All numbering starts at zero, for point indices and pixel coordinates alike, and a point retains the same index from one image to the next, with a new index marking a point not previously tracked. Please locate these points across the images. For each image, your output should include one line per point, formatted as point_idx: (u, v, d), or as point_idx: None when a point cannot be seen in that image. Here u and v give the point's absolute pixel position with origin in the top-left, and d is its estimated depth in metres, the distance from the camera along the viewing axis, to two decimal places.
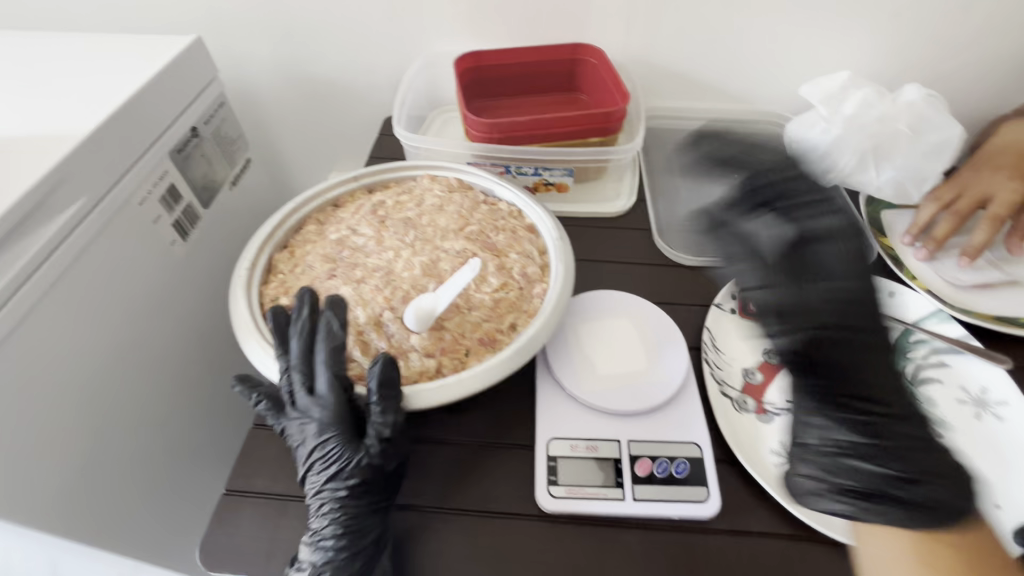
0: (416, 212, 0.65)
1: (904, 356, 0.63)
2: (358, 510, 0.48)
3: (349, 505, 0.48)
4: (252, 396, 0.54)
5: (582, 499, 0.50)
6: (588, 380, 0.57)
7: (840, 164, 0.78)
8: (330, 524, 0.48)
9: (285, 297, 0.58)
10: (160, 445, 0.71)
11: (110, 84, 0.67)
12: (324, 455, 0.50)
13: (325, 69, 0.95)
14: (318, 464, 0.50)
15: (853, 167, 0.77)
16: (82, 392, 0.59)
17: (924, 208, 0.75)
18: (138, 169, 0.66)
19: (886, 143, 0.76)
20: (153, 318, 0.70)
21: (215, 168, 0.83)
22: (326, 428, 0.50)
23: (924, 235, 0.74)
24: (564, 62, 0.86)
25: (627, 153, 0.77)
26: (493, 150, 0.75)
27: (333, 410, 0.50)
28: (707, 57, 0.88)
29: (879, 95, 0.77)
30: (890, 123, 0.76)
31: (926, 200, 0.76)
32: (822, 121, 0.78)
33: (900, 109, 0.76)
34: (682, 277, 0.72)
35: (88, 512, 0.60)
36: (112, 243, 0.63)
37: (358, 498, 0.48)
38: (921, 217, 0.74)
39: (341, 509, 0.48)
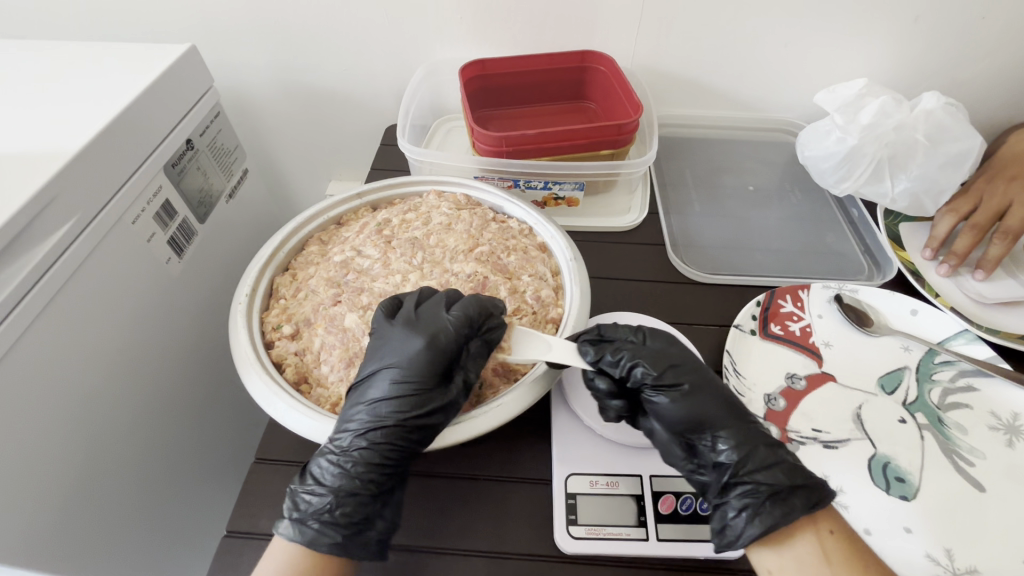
0: (423, 231, 0.63)
1: (928, 379, 0.60)
2: (385, 462, 0.47)
3: (379, 454, 0.47)
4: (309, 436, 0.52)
5: (606, 539, 0.48)
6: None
7: (853, 174, 0.76)
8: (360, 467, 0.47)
9: (287, 324, 0.55)
10: (160, 470, 0.69)
11: (102, 96, 0.64)
12: (382, 399, 0.48)
13: (325, 78, 0.92)
14: (369, 404, 0.48)
15: (867, 177, 0.75)
16: (78, 423, 0.56)
17: (941, 220, 0.73)
18: (132, 185, 0.63)
19: (904, 155, 0.73)
20: (150, 339, 0.68)
21: (211, 180, 0.80)
22: (400, 375, 0.48)
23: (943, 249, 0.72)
24: (572, 71, 0.83)
25: (639, 166, 0.74)
26: (501, 164, 0.73)
27: (416, 358, 0.49)
28: (718, 65, 0.85)
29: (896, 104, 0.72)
30: (909, 133, 0.72)
31: (942, 213, 0.74)
32: (836, 130, 0.75)
33: (918, 117, 0.71)
34: (697, 296, 0.70)
35: (87, 547, 0.57)
36: (106, 264, 0.60)
37: (390, 449, 0.47)
38: (939, 231, 0.72)
39: (369, 456, 0.47)
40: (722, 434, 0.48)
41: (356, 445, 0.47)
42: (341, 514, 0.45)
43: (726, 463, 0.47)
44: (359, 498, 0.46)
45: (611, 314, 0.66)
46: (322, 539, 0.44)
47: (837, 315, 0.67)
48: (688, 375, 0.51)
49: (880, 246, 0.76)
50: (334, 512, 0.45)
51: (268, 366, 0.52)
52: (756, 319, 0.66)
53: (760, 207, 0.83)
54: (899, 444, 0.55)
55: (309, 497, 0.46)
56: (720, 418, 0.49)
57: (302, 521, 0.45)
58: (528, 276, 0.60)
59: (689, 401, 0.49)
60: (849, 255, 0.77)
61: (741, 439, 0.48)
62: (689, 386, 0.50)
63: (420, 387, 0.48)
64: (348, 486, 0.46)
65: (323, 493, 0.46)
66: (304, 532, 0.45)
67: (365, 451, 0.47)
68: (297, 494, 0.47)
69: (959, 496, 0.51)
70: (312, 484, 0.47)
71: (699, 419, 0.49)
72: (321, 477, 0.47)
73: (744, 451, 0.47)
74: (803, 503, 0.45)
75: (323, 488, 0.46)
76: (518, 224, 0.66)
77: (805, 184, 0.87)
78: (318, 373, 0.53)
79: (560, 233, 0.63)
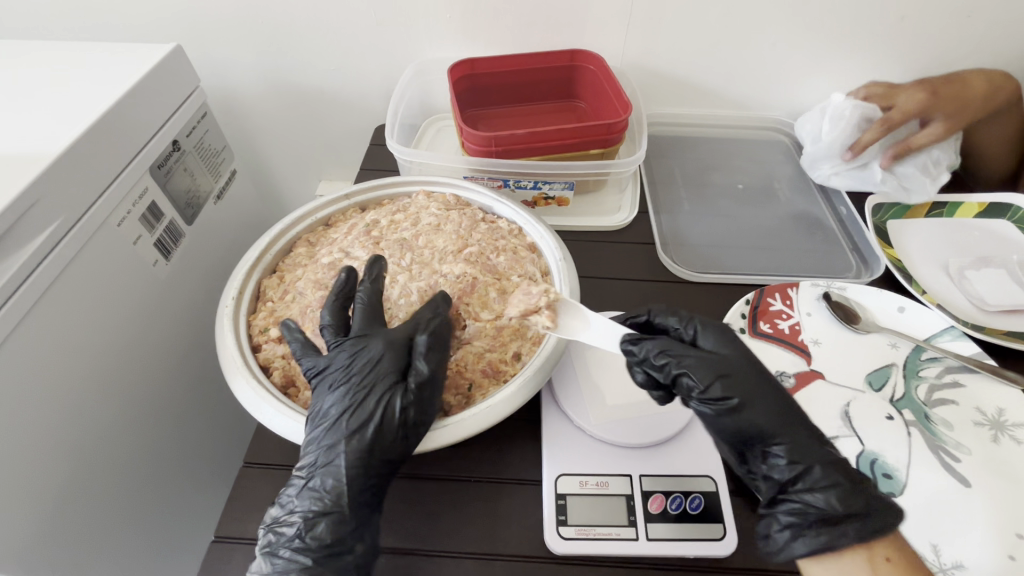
0: (411, 232, 0.62)
1: (916, 375, 0.61)
2: (355, 482, 0.46)
3: (339, 475, 0.45)
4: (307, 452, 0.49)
5: (595, 539, 0.48)
6: (598, 412, 0.55)
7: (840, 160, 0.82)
8: (319, 491, 0.45)
9: (274, 327, 0.55)
10: (148, 475, 0.68)
11: (86, 97, 0.63)
12: (335, 417, 0.47)
13: (314, 77, 0.92)
14: (324, 424, 0.47)
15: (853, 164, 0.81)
16: (66, 428, 0.56)
17: None
18: (117, 186, 0.63)
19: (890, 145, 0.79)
20: (137, 342, 0.67)
21: (199, 181, 0.80)
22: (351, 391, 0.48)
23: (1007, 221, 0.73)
24: (561, 69, 0.83)
25: (629, 165, 0.74)
26: (491, 164, 0.72)
27: (365, 370, 0.49)
28: (707, 63, 0.85)
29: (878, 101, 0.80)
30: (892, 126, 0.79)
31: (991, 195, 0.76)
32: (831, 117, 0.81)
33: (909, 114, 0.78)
34: (687, 295, 0.71)
35: (73, 554, 0.57)
36: (91, 267, 0.60)
37: (351, 469, 0.46)
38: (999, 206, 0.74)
39: (332, 478, 0.45)
40: (781, 446, 0.45)
41: (317, 468, 0.46)
42: (313, 539, 0.44)
43: (783, 475, 0.45)
44: (329, 522, 0.45)
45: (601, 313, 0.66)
46: (292, 567, 0.43)
47: (826, 313, 0.67)
48: (747, 382, 0.46)
49: (868, 244, 0.76)
50: (303, 538, 0.44)
51: (255, 369, 0.51)
52: (746, 317, 0.66)
53: (750, 205, 0.83)
54: (886, 440, 0.56)
55: (280, 529, 0.45)
56: (781, 428, 0.45)
57: (273, 552, 0.44)
58: (518, 277, 0.59)
59: (747, 410, 0.45)
60: (838, 253, 0.77)
61: (798, 450, 0.45)
62: (749, 393, 0.46)
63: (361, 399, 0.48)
64: (316, 512, 0.45)
65: (293, 521, 0.45)
66: (276, 563, 0.44)
67: (326, 475, 0.46)
68: (270, 527, 0.46)
69: (944, 491, 0.52)
70: (283, 514, 0.46)
71: (759, 429, 0.45)
72: (290, 506, 0.46)
73: (804, 464, 0.44)
74: (857, 530, 0.42)
75: (292, 516, 0.45)
76: (507, 224, 0.65)
77: (793, 182, 0.87)
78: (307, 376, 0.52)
79: (549, 233, 0.63)
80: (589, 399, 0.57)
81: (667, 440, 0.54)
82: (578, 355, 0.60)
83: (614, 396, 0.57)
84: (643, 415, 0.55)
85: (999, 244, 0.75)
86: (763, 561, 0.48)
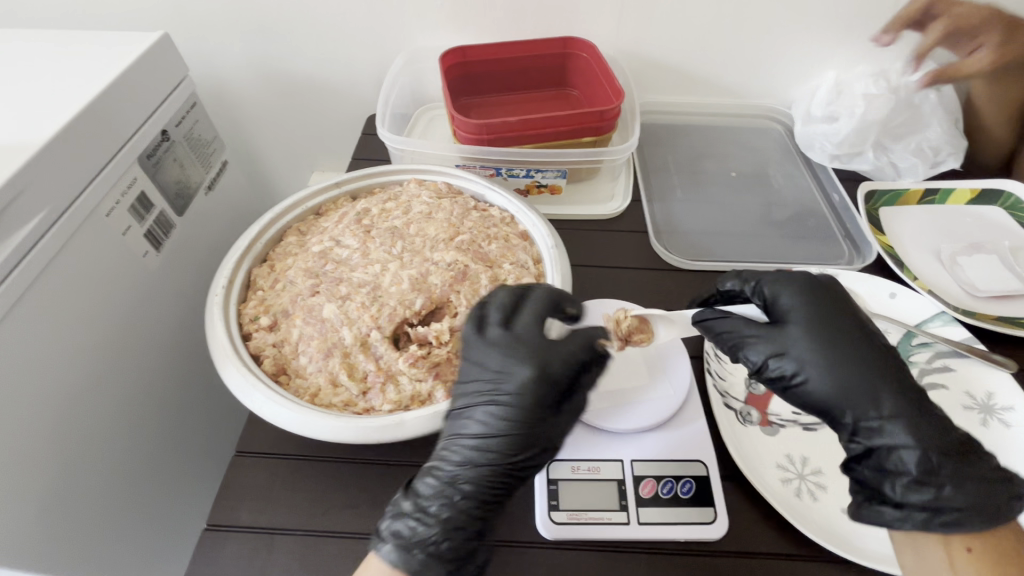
0: (403, 221, 0.62)
1: (907, 360, 0.61)
2: (481, 482, 0.44)
3: (495, 476, 0.44)
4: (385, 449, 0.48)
5: (586, 524, 0.48)
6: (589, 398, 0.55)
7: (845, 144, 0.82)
8: (454, 488, 0.44)
9: (265, 316, 0.55)
10: (141, 466, 0.68)
11: (72, 85, 0.62)
12: (491, 421, 0.45)
13: (304, 66, 0.91)
14: (477, 425, 0.45)
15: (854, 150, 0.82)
16: (59, 420, 0.56)
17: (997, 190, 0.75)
18: (105, 176, 0.62)
19: (899, 128, 0.81)
20: (128, 333, 0.67)
21: (189, 172, 0.79)
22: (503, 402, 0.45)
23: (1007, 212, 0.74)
24: (554, 57, 0.82)
25: (621, 153, 0.74)
26: (482, 152, 0.72)
27: (523, 381, 0.45)
28: (700, 51, 0.85)
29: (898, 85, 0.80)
30: (905, 110, 0.80)
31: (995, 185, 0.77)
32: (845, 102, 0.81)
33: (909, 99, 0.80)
34: (680, 282, 0.71)
35: (65, 544, 0.57)
36: (79, 258, 0.59)
37: (512, 469, 0.44)
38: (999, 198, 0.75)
39: (477, 480, 0.44)
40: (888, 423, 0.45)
41: (467, 470, 0.44)
42: (447, 547, 0.43)
43: (890, 442, 0.45)
44: (466, 529, 0.44)
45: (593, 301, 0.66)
46: (425, 566, 0.42)
47: None
48: (842, 356, 0.47)
49: (860, 230, 0.76)
50: (440, 543, 0.42)
51: (245, 358, 0.51)
52: None
53: (743, 193, 0.83)
54: None
55: (411, 522, 0.43)
56: (880, 385, 0.46)
57: (407, 546, 0.43)
58: (509, 264, 0.59)
59: (846, 378, 0.46)
60: (830, 240, 0.77)
61: (921, 424, 0.44)
62: (847, 360, 0.47)
63: (503, 399, 0.45)
64: (453, 517, 0.43)
65: (428, 523, 0.43)
66: (411, 560, 0.42)
67: (478, 477, 0.44)
68: (394, 519, 0.44)
69: None
70: (410, 510, 0.44)
71: (840, 394, 0.46)
72: (423, 505, 0.44)
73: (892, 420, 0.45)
74: (976, 509, 0.41)
75: (428, 517, 0.43)
76: (499, 213, 0.65)
77: (786, 170, 0.87)
78: (297, 364, 0.52)
79: (541, 221, 0.63)
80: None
81: (658, 426, 0.54)
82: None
83: (605, 382, 0.57)
84: (634, 401, 0.55)
85: (991, 231, 0.75)
86: (752, 544, 0.48)
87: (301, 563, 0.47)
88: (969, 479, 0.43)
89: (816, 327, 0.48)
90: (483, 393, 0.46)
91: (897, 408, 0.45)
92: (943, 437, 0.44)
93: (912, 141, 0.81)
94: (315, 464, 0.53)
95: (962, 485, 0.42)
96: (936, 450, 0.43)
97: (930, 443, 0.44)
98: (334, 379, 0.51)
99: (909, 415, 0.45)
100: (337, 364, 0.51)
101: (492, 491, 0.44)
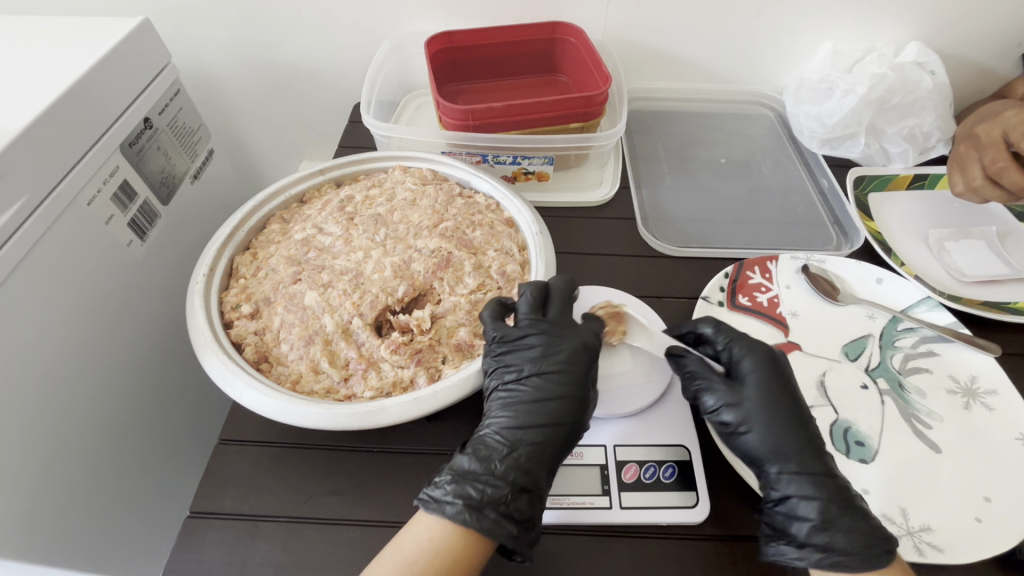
0: (386, 208, 0.62)
1: (892, 345, 0.61)
2: (532, 453, 0.47)
3: (553, 438, 0.48)
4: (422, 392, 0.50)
5: (569, 508, 0.48)
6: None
7: (832, 131, 0.81)
8: (512, 461, 0.46)
9: (246, 303, 0.54)
10: (127, 456, 0.68)
11: (51, 71, 0.61)
12: (545, 384, 0.50)
13: (290, 52, 0.89)
14: (529, 392, 0.50)
15: (843, 135, 0.81)
16: (41, 408, 0.56)
17: (963, 174, 0.71)
18: (85, 164, 0.61)
19: (894, 112, 0.79)
20: (110, 323, 0.66)
21: (174, 161, 0.78)
22: (553, 370, 0.51)
23: (976, 194, 0.70)
24: (542, 42, 0.81)
25: (609, 139, 0.73)
26: (468, 138, 0.71)
27: (575, 348, 0.52)
28: (690, 36, 0.84)
29: (896, 67, 0.76)
30: (902, 95, 0.77)
31: (957, 168, 0.73)
32: (838, 83, 0.79)
33: (906, 85, 0.77)
34: (667, 269, 0.70)
35: (52, 532, 0.57)
36: (60, 248, 0.59)
37: (567, 433, 0.49)
38: (963, 182, 0.71)
39: (533, 445, 0.47)
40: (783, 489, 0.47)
41: (528, 432, 0.48)
42: (517, 508, 0.44)
43: (784, 500, 0.47)
44: (532, 493, 0.45)
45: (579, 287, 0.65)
46: (500, 530, 0.42)
47: (805, 286, 0.67)
48: (771, 418, 0.50)
49: (848, 216, 0.76)
50: (511, 504, 0.44)
51: (226, 345, 0.51)
52: (725, 290, 0.65)
53: (732, 180, 0.83)
54: (860, 409, 0.56)
55: (480, 487, 0.44)
56: (792, 455, 0.48)
57: (479, 509, 0.43)
58: (494, 251, 0.59)
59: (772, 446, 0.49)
60: (818, 227, 0.77)
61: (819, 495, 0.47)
62: (782, 427, 0.50)
63: (543, 378, 0.50)
64: (519, 479, 0.45)
65: (499, 484, 0.45)
66: (483, 519, 0.42)
67: (536, 439, 0.48)
68: (458, 483, 0.45)
69: (915, 458, 0.52)
70: (476, 474, 0.45)
71: (765, 452, 0.49)
72: (491, 467, 0.46)
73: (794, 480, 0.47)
74: (841, 560, 0.43)
75: (496, 479, 0.45)
76: (484, 199, 0.65)
77: (775, 156, 0.87)
78: (278, 351, 0.52)
79: (526, 207, 0.63)
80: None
81: (641, 411, 0.54)
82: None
83: None
84: (618, 387, 0.55)
85: (978, 216, 0.75)
86: (734, 527, 0.49)
87: (284, 550, 0.47)
88: (842, 543, 0.44)
89: (759, 392, 0.51)
90: (532, 373, 0.50)
91: (800, 477, 0.47)
92: (830, 511, 0.46)
93: (906, 127, 0.79)
94: (299, 452, 0.53)
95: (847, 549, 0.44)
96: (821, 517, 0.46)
97: (815, 513, 0.46)
98: (315, 366, 0.51)
99: (807, 481, 0.47)
100: (319, 352, 0.51)
101: (550, 455, 0.48)
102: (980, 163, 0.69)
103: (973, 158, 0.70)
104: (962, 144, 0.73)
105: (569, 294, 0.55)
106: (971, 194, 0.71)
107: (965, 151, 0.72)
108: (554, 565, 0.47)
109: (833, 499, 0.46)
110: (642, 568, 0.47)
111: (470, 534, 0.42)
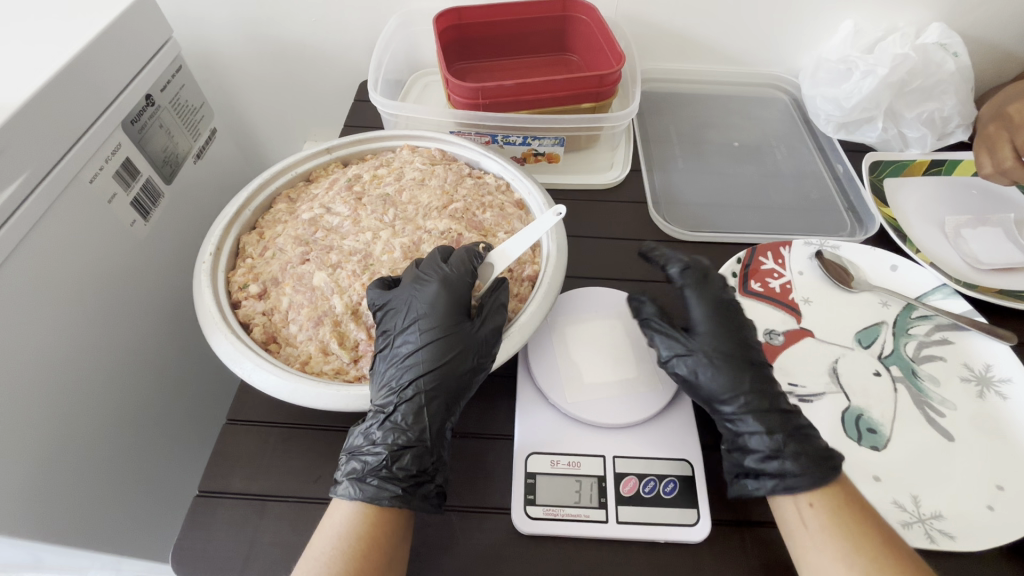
0: (394, 187, 0.60)
1: (905, 333, 0.61)
2: (415, 411, 0.46)
3: (430, 387, 0.47)
4: (378, 383, 0.48)
5: (563, 520, 0.47)
6: (573, 391, 0.54)
7: (850, 115, 0.79)
8: (397, 423, 0.46)
9: (254, 284, 0.54)
10: (135, 436, 0.69)
11: (51, 40, 0.59)
12: (417, 338, 0.49)
13: (295, 29, 0.87)
14: (406, 349, 0.49)
15: (861, 119, 0.79)
16: (45, 386, 0.55)
17: (990, 155, 0.72)
18: (89, 139, 0.60)
19: (914, 95, 0.77)
20: (113, 303, 0.65)
21: (176, 139, 0.76)
22: (422, 322, 0.49)
23: (1002, 176, 0.70)
24: (553, 20, 0.79)
25: (621, 120, 0.71)
26: (478, 118, 0.70)
27: (441, 295, 0.49)
28: (706, 16, 0.82)
29: (918, 49, 0.74)
30: (923, 78, 0.76)
31: (982, 150, 0.73)
32: (859, 66, 0.77)
33: (928, 68, 0.75)
34: (680, 254, 0.70)
35: (61, 510, 0.57)
36: (64, 225, 0.57)
37: (446, 379, 0.48)
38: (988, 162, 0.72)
39: (411, 400, 0.47)
40: (759, 414, 0.49)
41: (404, 390, 0.47)
42: (401, 468, 0.45)
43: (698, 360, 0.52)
44: (417, 448, 0.45)
45: (585, 287, 0.64)
46: (383, 494, 0.44)
47: (818, 272, 0.66)
48: (705, 308, 0.55)
49: (863, 202, 0.74)
50: (392, 467, 0.45)
51: (235, 326, 0.50)
52: (737, 276, 0.65)
53: (745, 164, 0.81)
54: (873, 396, 0.55)
55: (365, 457, 0.45)
56: (718, 326, 0.54)
57: (361, 479, 0.44)
58: (504, 233, 0.58)
59: (728, 341, 0.53)
60: (832, 212, 0.76)
61: (770, 390, 0.50)
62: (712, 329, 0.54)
63: (434, 336, 0.49)
64: (401, 439, 0.46)
65: (378, 450, 0.45)
66: (366, 489, 0.44)
67: (413, 394, 0.47)
68: (348, 460, 0.46)
69: (929, 446, 0.52)
70: (363, 446, 0.46)
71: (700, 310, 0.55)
72: (372, 437, 0.46)
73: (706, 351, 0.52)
74: (742, 396, 0.50)
75: (377, 447, 0.45)
76: (494, 180, 0.64)
77: (790, 140, 0.85)
78: (287, 332, 0.51)
79: (537, 189, 0.61)
80: (563, 376, 0.55)
81: (643, 421, 0.52)
82: (557, 330, 0.59)
83: (589, 375, 0.55)
84: (622, 394, 0.54)
85: (996, 202, 0.73)
86: (747, 513, 0.49)
87: (294, 530, 0.47)
88: (759, 371, 0.51)
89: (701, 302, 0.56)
90: (415, 333, 0.49)
91: (720, 334, 0.53)
92: (739, 356, 0.52)
93: (926, 111, 0.78)
94: (309, 433, 0.52)
95: (756, 388, 0.50)
96: (742, 366, 0.51)
97: (726, 355, 0.52)
98: (324, 347, 0.51)
99: (723, 336, 0.53)
100: (328, 333, 0.51)
101: (432, 402, 0.47)
102: (1011, 144, 0.70)
103: (1003, 139, 0.71)
104: (989, 127, 0.74)
105: (446, 252, 0.53)
106: (997, 175, 0.71)
107: (994, 132, 0.72)
108: (563, 548, 0.46)
109: (735, 344, 0.53)
110: (650, 553, 0.46)
111: (365, 507, 0.44)
